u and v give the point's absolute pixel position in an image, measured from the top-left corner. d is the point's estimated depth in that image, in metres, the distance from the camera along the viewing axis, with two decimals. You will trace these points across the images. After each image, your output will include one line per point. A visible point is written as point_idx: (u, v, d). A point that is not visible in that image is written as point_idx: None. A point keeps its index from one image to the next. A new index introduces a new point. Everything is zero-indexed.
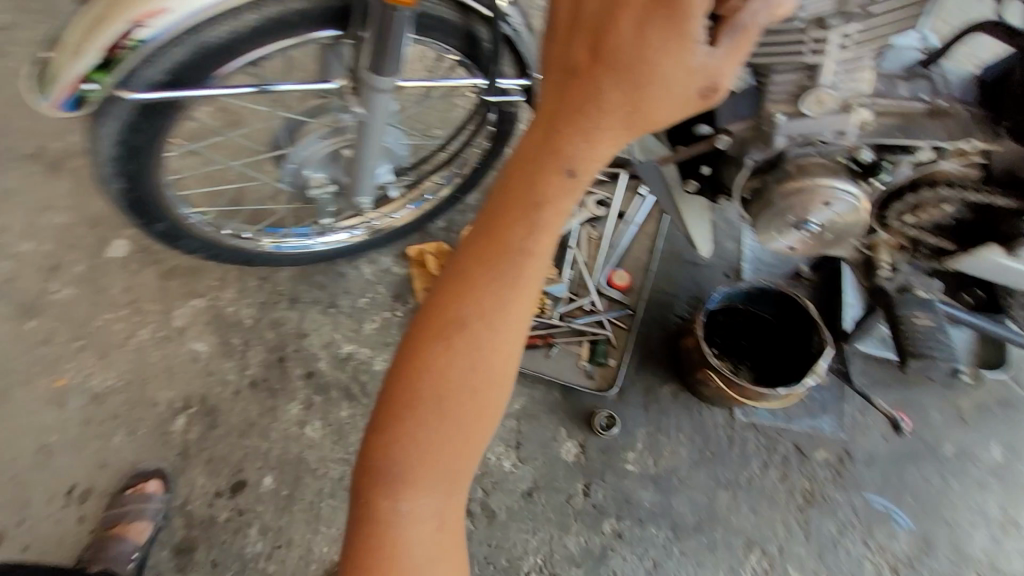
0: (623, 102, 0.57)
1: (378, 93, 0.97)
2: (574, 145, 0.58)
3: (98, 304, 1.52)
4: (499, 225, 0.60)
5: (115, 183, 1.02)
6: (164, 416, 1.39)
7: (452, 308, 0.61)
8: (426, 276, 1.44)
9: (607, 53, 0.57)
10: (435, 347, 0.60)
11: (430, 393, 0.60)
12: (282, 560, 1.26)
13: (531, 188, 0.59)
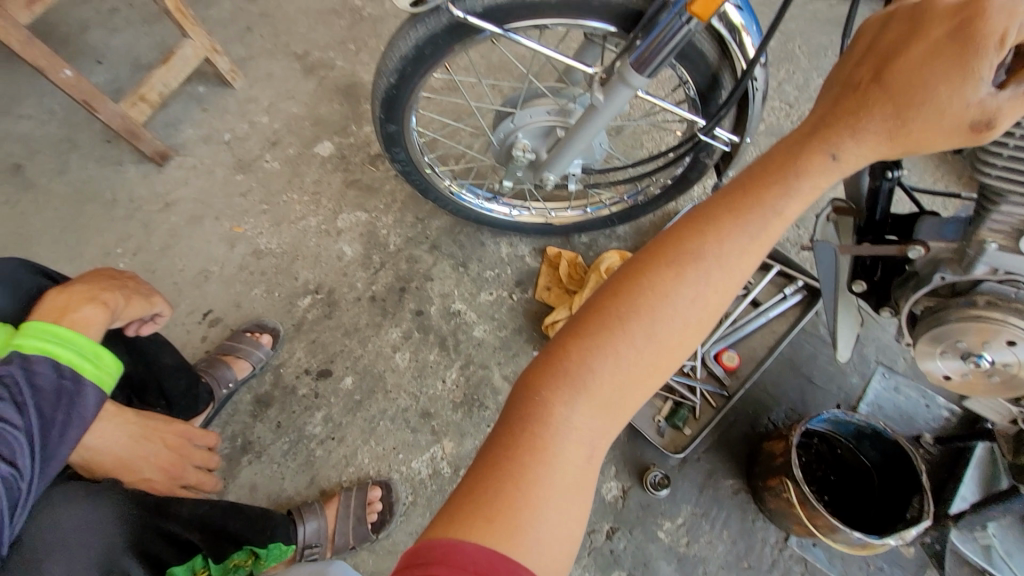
0: (898, 108, 0.55)
1: (622, 87, 1.07)
2: (839, 137, 0.57)
3: (291, 184, 1.80)
4: (755, 188, 0.60)
5: (386, 78, 1.18)
6: (297, 290, 1.61)
7: (663, 257, 0.61)
8: (552, 276, 1.53)
9: (891, 67, 0.56)
10: (662, 272, 0.60)
11: (641, 311, 0.59)
12: (328, 450, 1.38)
13: (794, 164, 0.59)
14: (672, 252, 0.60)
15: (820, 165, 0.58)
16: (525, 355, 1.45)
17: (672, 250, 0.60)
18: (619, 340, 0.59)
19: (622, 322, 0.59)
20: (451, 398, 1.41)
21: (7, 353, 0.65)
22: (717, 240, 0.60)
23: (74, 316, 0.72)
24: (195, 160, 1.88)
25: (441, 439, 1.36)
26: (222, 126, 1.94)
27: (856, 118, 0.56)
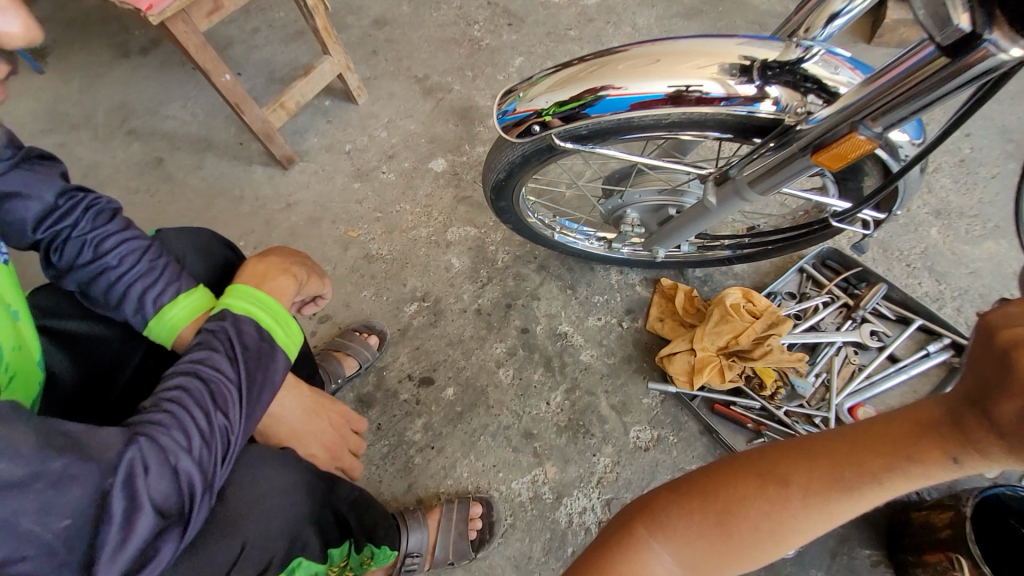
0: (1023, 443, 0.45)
1: (736, 198, 1.09)
2: (935, 445, 0.49)
3: (404, 195, 1.86)
4: (866, 444, 0.53)
5: (498, 173, 1.21)
6: (403, 296, 1.63)
7: (758, 464, 0.57)
8: (664, 308, 1.47)
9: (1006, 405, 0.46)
10: (751, 480, 0.57)
11: (721, 506, 0.57)
12: (426, 460, 1.35)
13: (901, 444, 0.51)
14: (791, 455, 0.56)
15: (937, 463, 0.49)
16: (634, 386, 1.39)
17: (793, 456, 0.56)
18: (717, 521, 0.57)
19: (726, 506, 0.57)
20: (555, 421, 1.36)
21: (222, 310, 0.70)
22: (828, 469, 0.53)
23: (271, 284, 0.76)
24: (317, 166, 1.98)
25: (543, 462, 1.31)
26: (343, 137, 2.05)
27: (971, 434, 0.48)
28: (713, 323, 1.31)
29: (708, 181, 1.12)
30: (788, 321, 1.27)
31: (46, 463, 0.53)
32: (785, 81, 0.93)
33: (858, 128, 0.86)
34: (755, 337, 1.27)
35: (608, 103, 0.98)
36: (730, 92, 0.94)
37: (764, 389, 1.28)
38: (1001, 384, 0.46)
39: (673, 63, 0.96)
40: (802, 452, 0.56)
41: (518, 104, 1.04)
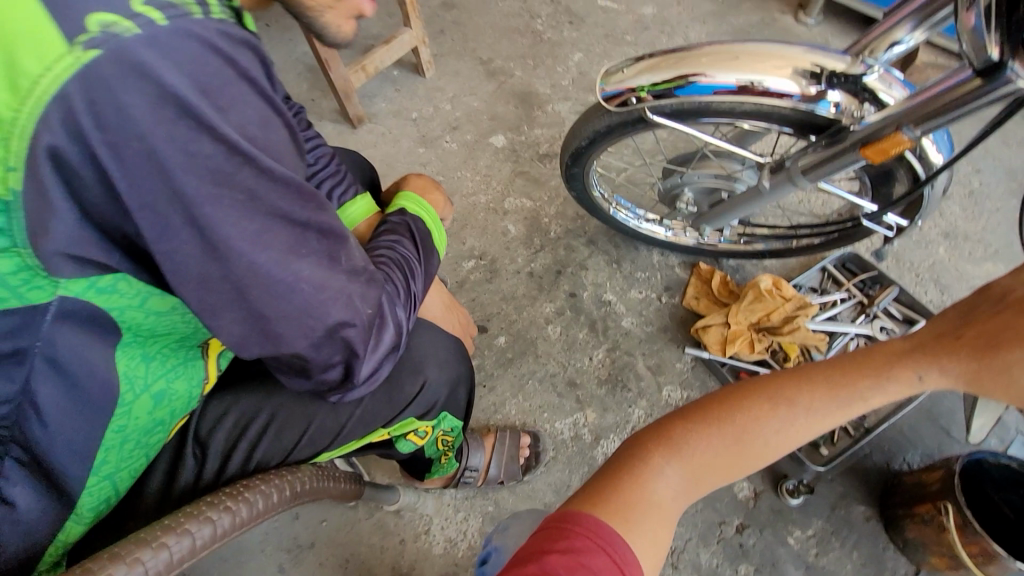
0: (985, 366, 0.61)
1: (790, 184, 1.23)
2: (910, 369, 0.65)
3: (466, 165, 2.02)
4: (853, 371, 0.67)
5: (581, 141, 1.36)
6: (462, 253, 1.78)
7: (764, 389, 0.68)
8: (700, 288, 1.64)
9: (981, 341, 0.62)
10: (759, 400, 0.68)
11: (735, 423, 0.67)
12: (478, 396, 1.50)
13: (880, 369, 0.66)
14: (792, 382, 0.68)
15: (909, 383, 0.65)
16: (669, 352, 1.56)
17: (789, 383, 0.68)
18: (731, 436, 0.67)
19: (739, 421, 0.67)
20: (597, 375, 1.52)
21: (398, 207, 0.86)
22: (824, 389, 0.67)
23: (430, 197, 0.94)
24: (384, 129, 2.13)
25: (584, 408, 1.47)
26: (410, 105, 2.20)
27: (945, 356, 0.64)
28: (747, 302, 1.50)
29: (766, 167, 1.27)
30: (814, 305, 1.46)
31: (367, 266, 0.72)
32: (847, 89, 1.08)
33: (902, 128, 1.03)
34: (785, 317, 1.46)
35: (693, 90, 1.13)
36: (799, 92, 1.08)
37: (787, 361, 1.46)
38: (983, 327, 0.63)
39: (756, 62, 1.09)
40: (804, 378, 0.68)
41: (609, 85, 1.20)
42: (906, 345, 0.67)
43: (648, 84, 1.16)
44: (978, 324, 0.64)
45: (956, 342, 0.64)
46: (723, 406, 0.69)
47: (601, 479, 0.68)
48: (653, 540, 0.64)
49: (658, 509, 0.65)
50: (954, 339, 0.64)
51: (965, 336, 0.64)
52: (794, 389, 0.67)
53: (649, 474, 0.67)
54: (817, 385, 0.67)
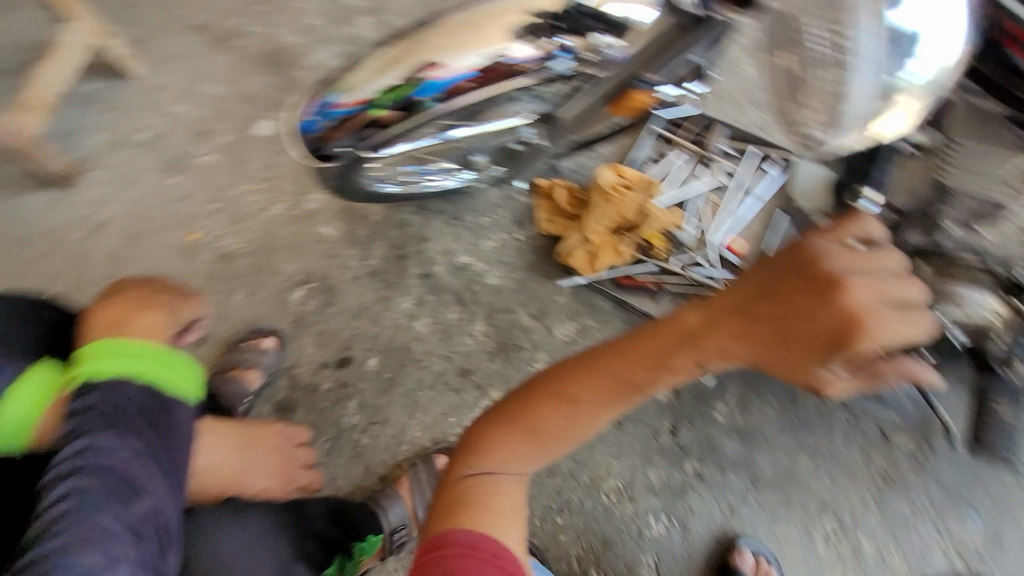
0: (773, 357, 0.49)
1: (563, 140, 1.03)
2: (700, 354, 0.53)
3: (239, 175, 1.61)
4: (640, 353, 0.56)
5: (337, 178, 1.12)
6: (284, 285, 1.48)
7: (555, 385, 0.60)
8: (549, 208, 1.48)
9: (776, 335, 0.49)
10: (551, 403, 0.60)
11: (533, 426, 0.60)
12: (375, 436, 1.33)
13: (667, 353, 0.54)
14: (581, 375, 0.59)
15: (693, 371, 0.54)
16: (544, 290, 1.44)
17: (580, 376, 0.59)
18: (526, 438, 0.61)
19: (533, 425, 0.60)
20: (486, 349, 1.39)
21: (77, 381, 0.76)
22: (617, 373, 0.57)
23: (141, 324, 0.84)
24: (113, 171, 1.62)
25: (488, 390, 1.36)
26: (131, 127, 1.68)
27: (736, 343, 0.51)
28: (597, 207, 1.37)
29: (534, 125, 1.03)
30: (659, 184, 1.37)
31: None
32: (570, 29, 0.87)
33: (635, 81, 0.83)
34: (637, 208, 1.36)
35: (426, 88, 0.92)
36: (535, 51, 0.90)
37: (656, 251, 1.38)
38: (784, 319, 0.48)
39: (480, 34, 0.91)
40: (593, 363, 0.59)
41: (339, 98, 0.94)
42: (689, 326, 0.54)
43: (388, 90, 0.92)
44: (774, 312, 0.49)
45: (746, 337, 0.50)
46: (525, 398, 0.62)
47: (439, 504, 0.63)
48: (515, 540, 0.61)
49: (508, 511, 0.62)
50: (745, 328, 0.50)
51: (757, 328, 0.50)
52: (585, 373, 0.59)
53: (483, 481, 0.62)
54: (601, 371, 0.58)
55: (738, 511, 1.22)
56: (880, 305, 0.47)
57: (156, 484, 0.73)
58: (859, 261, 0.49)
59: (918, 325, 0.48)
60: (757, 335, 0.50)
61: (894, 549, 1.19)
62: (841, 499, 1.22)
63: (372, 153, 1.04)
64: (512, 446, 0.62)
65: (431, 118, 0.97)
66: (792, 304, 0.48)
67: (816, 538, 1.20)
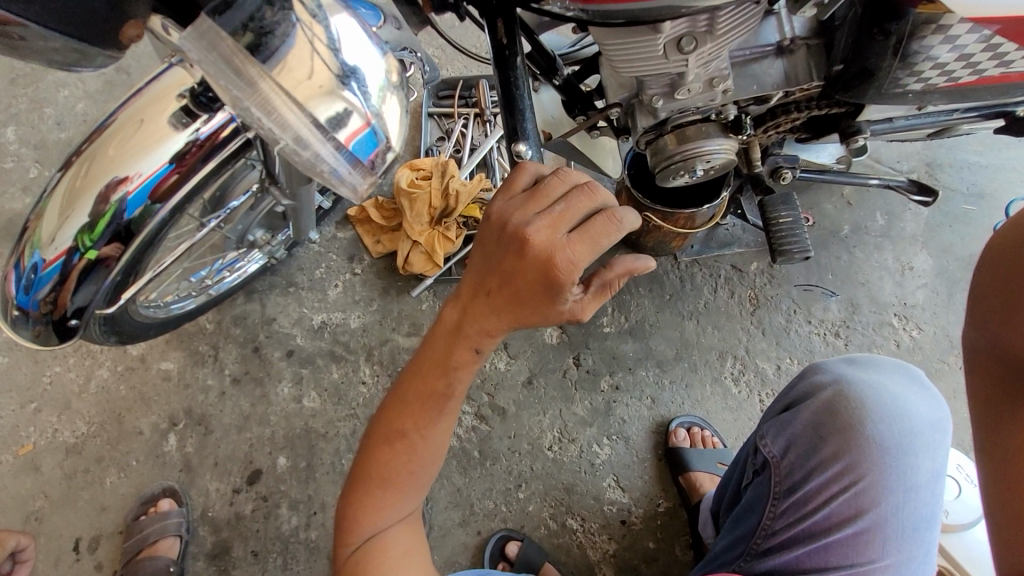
0: (518, 310, 0.59)
1: (307, 188, 0.94)
2: (471, 335, 0.62)
3: (39, 360, 1.41)
4: (432, 363, 0.64)
5: (110, 336, 0.94)
6: (153, 440, 1.35)
7: (383, 428, 0.64)
8: (372, 230, 1.47)
9: (509, 289, 0.59)
10: (388, 444, 0.64)
11: (383, 472, 0.64)
12: (322, 524, 1.28)
13: (449, 352, 0.63)
14: (398, 405, 0.64)
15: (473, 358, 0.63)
16: (407, 305, 1.42)
17: (397, 410, 0.64)
18: (386, 485, 0.64)
19: (384, 471, 0.64)
20: (383, 387, 1.37)
21: None
22: (430, 378, 0.63)
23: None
24: None
25: None
26: None
27: (487, 314, 0.60)
28: (409, 209, 1.37)
29: (269, 188, 0.90)
30: (451, 161, 1.38)
31: None
32: None
33: None
34: (443, 193, 1.37)
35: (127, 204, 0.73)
36: (206, 128, 0.73)
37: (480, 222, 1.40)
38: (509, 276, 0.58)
39: (154, 115, 0.71)
40: (406, 387, 0.64)
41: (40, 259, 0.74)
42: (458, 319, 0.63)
43: (86, 229, 0.73)
44: (504, 274, 0.59)
45: (494, 307, 0.60)
46: (370, 446, 0.65)
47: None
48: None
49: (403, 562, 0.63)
50: (491, 298, 0.60)
51: (499, 297, 0.60)
52: (406, 397, 0.64)
53: (369, 544, 0.63)
54: (413, 389, 0.64)
55: (660, 398, 1.31)
56: (565, 235, 0.57)
57: None
58: (540, 204, 0.59)
59: (609, 228, 0.57)
60: (500, 301, 0.60)
61: (787, 355, 1.34)
62: (731, 339, 1.35)
63: (120, 297, 0.85)
64: (378, 499, 0.64)
65: (160, 232, 0.80)
66: (511, 261, 0.58)
67: (728, 382, 1.32)
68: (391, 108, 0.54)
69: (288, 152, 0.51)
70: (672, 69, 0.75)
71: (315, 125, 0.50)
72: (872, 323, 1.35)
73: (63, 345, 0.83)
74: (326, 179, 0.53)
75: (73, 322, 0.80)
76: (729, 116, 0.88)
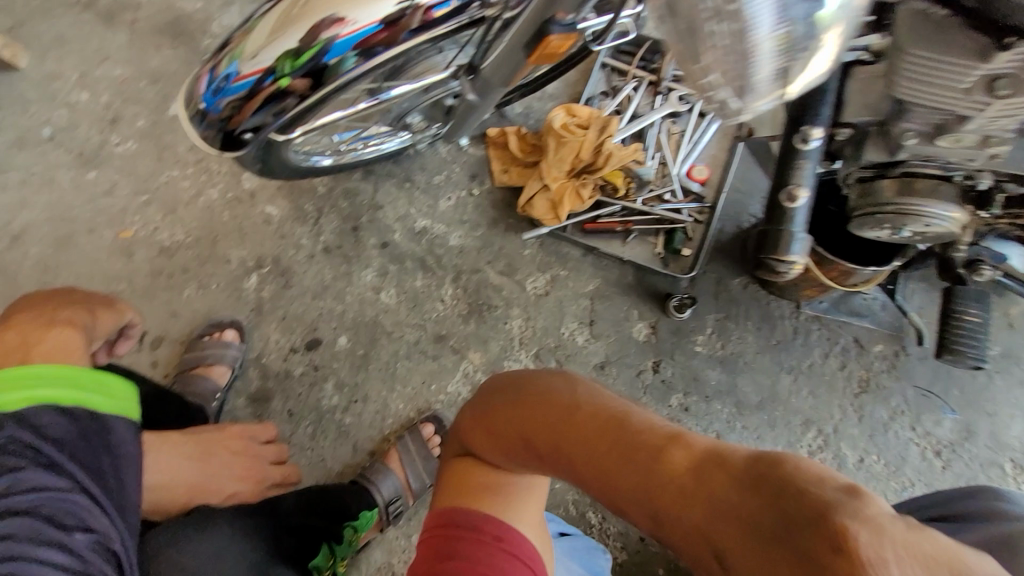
0: (743, 536, 0.39)
1: (494, 89, 0.93)
2: (671, 478, 0.45)
3: (164, 160, 1.46)
4: (609, 444, 0.52)
5: (253, 165, 0.95)
6: (237, 273, 1.38)
7: (534, 434, 0.59)
8: (504, 157, 1.41)
9: (776, 516, 0.38)
10: (528, 441, 0.60)
11: (512, 449, 0.62)
12: (358, 413, 1.29)
13: (633, 460, 0.49)
14: (554, 433, 0.57)
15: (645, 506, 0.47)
16: (511, 244, 1.38)
17: (550, 435, 0.57)
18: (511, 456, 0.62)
19: (516, 446, 0.61)
20: (458, 312, 1.34)
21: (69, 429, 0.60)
22: (569, 457, 0.54)
23: (44, 349, 0.60)
24: (20, 173, 1.43)
25: (466, 353, 1.31)
26: (31, 121, 1.47)
27: (710, 495, 0.42)
28: (553, 152, 1.30)
29: (460, 78, 0.93)
30: (615, 119, 1.29)
31: None
32: None
33: (551, 26, 0.75)
34: (594, 148, 1.30)
35: (334, 45, 0.72)
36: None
37: (618, 191, 1.34)
38: (780, 517, 0.37)
39: None
40: (550, 428, 0.57)
41: (237, 69, 0.74)
42: (648, 440, 0.49)
43: (291, 55, 0.72)
44: (721, 483, 0.42)
45: (680, 511, 0.43)
46: (513, 410, 0.62)
47: (450, 481, 0.68)
48: (529, 531, 0.64)
49: (522, 499, 0.65)
50: (681, 477, 0.44)
51: (688, 502, 0.43)
52: (548, 434, 0.57)
53: (490, 472, 0.66)
54: (549, 450, 0.57)
55: (726, 438, 1.23)
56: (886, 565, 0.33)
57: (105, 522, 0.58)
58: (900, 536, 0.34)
59: None
60: (694, 508, 0.42)
61: (875, 451, 1.23)
62: (822, 412, 1.25)
63: (286, 134, 0.85)
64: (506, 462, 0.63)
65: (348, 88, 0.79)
66: (749, 516, 0.39)
67: (803, 452, 1.23)
68: (835, 37, 0.40)
69: (703, 31, 0.38)
70: (959, 108, 0.64)
71: (771, 9, 0.37)
72: (981, 457, 1.22)
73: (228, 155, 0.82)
74: (720, 81, 0.40)
75: (247, 137, 0.79)
76: (980, 184, 0.77)
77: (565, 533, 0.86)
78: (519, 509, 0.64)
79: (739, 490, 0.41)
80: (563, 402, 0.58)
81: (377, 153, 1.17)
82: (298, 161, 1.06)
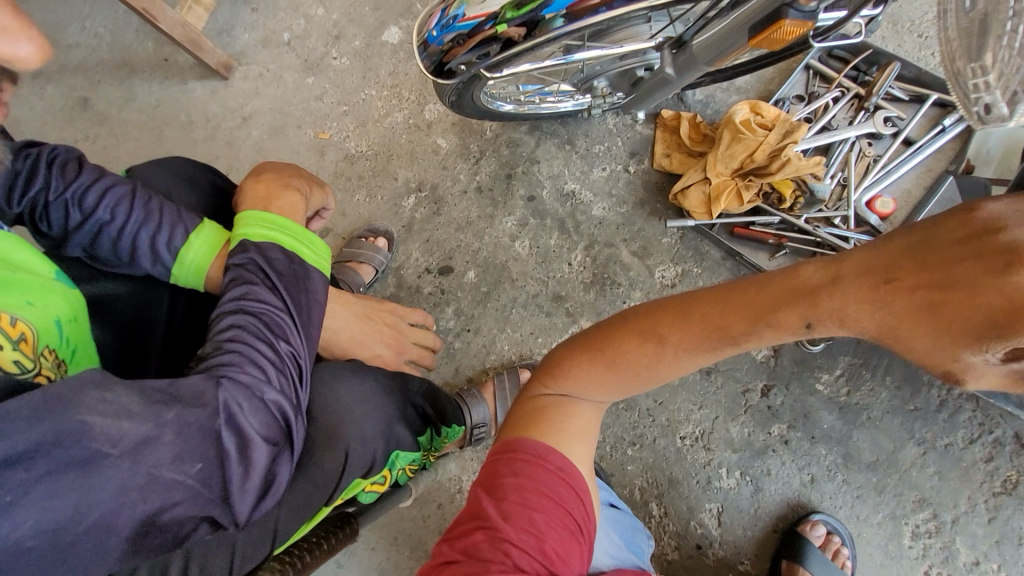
0: (909, 268, 0.40)
1: (694, 69, 0.95)
2: (817, 284, 0.47)
3: (367, 80, 1.66)
4: (741, 300, 0.52)
5: (449, 98, 1.07)
6: (399, 192, 1.54)
7: (633, 330, 0.62)
8: (669, 141, 1.40)
9: (929, 247, 0.40)
10: (625, 340, 0.62)
11: (603, 356, 0.64)
12: (466, 342, 1.40)
13: (766, 297, 0.50)
14: (662, 317, 0.59)
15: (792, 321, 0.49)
16: (651, 228, 1.37)
17: (659, 319, 0.59)
18: (604, 367, 0.64)
19: (607, 356, 0.64)
20: (581, 279, 1.38)
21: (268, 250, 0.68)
22: (695, 327, 0.56)
23: (278, 203, 0.74)
24: (260, 67, 1.72)
25: (578, 319, 1.36)
26: (277, 26, 1.75)
27: (858, 271, 0.43)
28: (725, 146, 1.27)
29: (663, 50, 0.96)
30: (803, 126, 1.21)
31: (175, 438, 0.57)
32: None
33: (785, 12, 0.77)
34: (771, 151, 1.23)
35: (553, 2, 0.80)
36: None
37: (783, 202, 1.26)
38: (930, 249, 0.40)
39: None
40: (658, 319, 0.59)
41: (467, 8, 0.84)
42: (774, 282, 0.50)
43: (514, 4, 0.81)
44: (867, 260, 0.43)
45: (833, 300, 0.45)
46: (599, 332, 0.66)
47: (514, 418, 0.70)
48: (584, 468, 0.67)
49: (583, 434, 0.68)
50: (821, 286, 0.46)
51: (835, 293, 0.45)
52: (659, 322, 0.59)
53: (551, 404, 0.69)
54: (662, 333, 0.59)
55: (822, 485, 1.15)
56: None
57: (291, 339, 0.65)
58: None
59: None
60: (847, 288, 0.44)
61: (997, 562, 1.07)
62: (945, 498, 1.11)
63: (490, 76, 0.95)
64: (582, 372, 0.66)
65: (552, 42, 0.86)
66: (894, 255, 0.42)
67: (906, 531, 1.11)
68: None
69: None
70: None
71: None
72: None
73: (439, 83, 0.95)
74: (991, 83, 0.56)
75: (460, 69, 0.90)
76: None
77: (614, 505, 0.94)
78: (576, 445, 0.67)
79: (883, 252, 0.43)
80: (667, 303, 0.60)
81: (553, 110, 1.23)
82: (487, 106, 1.17)
